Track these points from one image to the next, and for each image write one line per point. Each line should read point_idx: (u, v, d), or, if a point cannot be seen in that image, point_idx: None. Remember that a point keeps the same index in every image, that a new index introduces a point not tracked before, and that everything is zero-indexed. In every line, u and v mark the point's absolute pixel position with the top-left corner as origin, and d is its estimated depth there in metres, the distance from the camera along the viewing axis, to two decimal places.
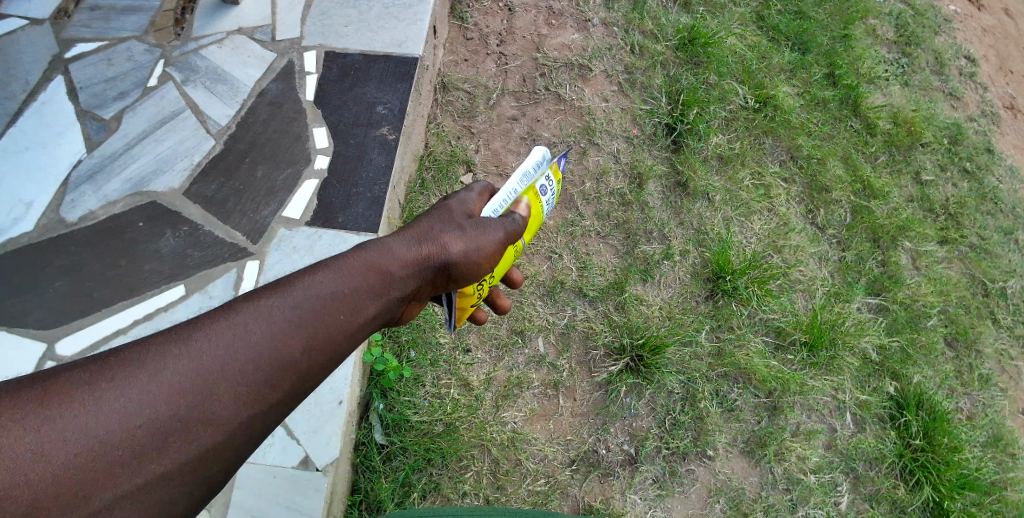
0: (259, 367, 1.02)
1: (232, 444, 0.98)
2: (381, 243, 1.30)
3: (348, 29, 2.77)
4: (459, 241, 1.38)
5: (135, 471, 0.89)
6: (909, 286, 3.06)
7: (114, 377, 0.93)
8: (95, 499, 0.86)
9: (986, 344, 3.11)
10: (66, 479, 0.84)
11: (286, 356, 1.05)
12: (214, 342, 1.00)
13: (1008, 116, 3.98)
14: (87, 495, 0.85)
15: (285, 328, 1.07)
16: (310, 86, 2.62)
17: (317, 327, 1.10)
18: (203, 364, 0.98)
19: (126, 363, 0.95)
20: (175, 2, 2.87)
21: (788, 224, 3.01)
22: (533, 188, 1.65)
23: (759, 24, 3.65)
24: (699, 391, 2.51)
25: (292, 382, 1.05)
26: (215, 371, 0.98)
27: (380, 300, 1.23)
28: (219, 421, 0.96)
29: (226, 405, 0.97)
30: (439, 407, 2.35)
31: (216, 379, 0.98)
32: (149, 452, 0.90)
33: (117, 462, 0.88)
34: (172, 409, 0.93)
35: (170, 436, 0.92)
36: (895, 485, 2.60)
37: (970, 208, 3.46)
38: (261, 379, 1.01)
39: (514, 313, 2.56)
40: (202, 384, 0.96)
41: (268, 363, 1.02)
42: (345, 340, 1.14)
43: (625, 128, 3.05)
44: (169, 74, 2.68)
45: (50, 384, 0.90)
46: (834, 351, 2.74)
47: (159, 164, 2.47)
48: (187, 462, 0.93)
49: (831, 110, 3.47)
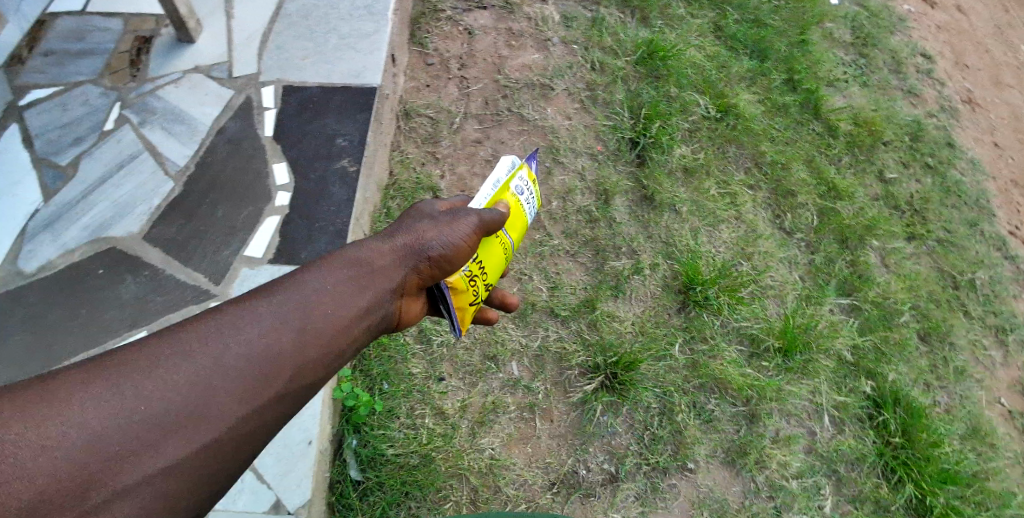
0: (252, 362, 1.05)
1: (231, 443, 1.00)
2: (361, 244, 1.37)
3: (306, 62, 2.77)
4: (435, 235, 1.45)
5: (133, 467, 0.91)
6: (880, 284, 3.08)
7: (109, 378, 0.96)
8: (94, 497, 0.87)
9: (960, 336, 3.12)
10: (64, 475, 0.86)
11: (278, 348, 1.08)
12: (204, 341, 1.04)
13: (967, 110, 4.04)
14: (88, 492, 0.87)
15: (274, 323, 1.11)
16: (269, 121, 2.61)
17: (309, 318, 1.15)
18: (196, 362, 1.01)
19: (119, 364, 0.97)
20: (130, 43, 2.84)
21: (756, 230, 3.03)
22: (508, 189, 1.79)
23: (717, 34, 3.69)
24: (675, 404, 2.51)
25: (287, 375, 1.08)
26: (208, 368, 1.01)
27: (370, 291, 1.29)
28: (216, 418, 0.99)
29: (223, 400, 1.00)
30: (414, 439, 2.33)
31: (210, 377, 1.00)
32: (146, 449, 0.92)
33: (114, 458, 0.90)
34: (167, 406, 0.96)
35: (165, 433, 0.94)
36: (877, 485, 2.61)
37: (935, 203, 3.50)
38: (256, 374, 1.04)
39: (486, 338, 2.56)
40: (197, 381, 0.99)
41: (262, 356, 1.06)
42: (341, 329, 1.18)
43: (589, 144, 3.06)
44: (125, 117, 2.66)
45: (47, 387, 0.93)
46: (809, 354, 2.75)
47: (117, 209, 2.45)
48: (188, 462, 0.95)
49: (792, 114, 3.50)
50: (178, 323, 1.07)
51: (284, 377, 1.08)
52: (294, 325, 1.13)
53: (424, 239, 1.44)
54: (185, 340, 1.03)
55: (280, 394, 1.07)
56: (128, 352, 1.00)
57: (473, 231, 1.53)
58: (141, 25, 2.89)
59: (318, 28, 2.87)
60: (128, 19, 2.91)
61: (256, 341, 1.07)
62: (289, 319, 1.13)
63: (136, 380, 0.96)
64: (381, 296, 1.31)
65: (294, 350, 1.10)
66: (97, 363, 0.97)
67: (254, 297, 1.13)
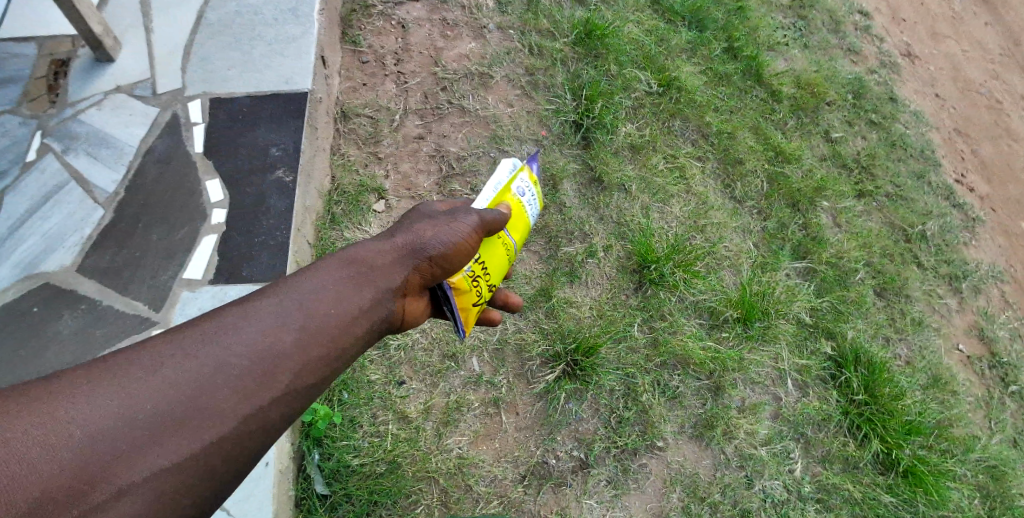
0: (251, 365, 1.15)
1: (228, 443, 1.11)
2: (361, 245, 1.46)
3: (232, 72, 2.71)
4: (433, 234, 1.52)
5: (136, 465, 1.02)
6: (833, 245, 3.11)
7: (114, 378, 1.07)
8: (101, 489, 0.99)
9: (914, 288, 3.16)
10: (67, 475, 0.97)
11: (276, 350, 1.18)
12: (205, 344, 1.15)
13: (906, 64, 4.07)
14: (95, 486, 0.98)
15: (274, 325, 1.21)
16: (199, 137, 2.56)
17: (308, 320, 1.25)
18: (198, 366, 1.12)
19: (125, 366, 1.09)
20: (46, 67, 2.72)
21: (707, 202, 3.03)
22: (508, 190, 1.81)
23: (655, 7, 3.64)
24: (638, 385, 2.51)
25: (287, 376, 1.18)
26: (208, 370, 1.12)
27: (369, 291, 1.37)
28: (216, 418, 1.10)
29: (222, 401, 1.11)
30: (379, 446, 2.29)
31: (209, 378, 1.11)
32: (148, 446, 1.04)
33: (117, 458, 1.01)
34: (169, 406, 1.07)
35: (166, 431, 1.05)
36: (845, 443, 2.63)
37: (882, 158, 3.54)
38: (253, 375, 1.15)
39: (444, 336, 2.52)
40: (198, 382, 1.10)
41: (260, 359, 1.16)
42: (338, 329, 1.28)
43: (533, 130, 3.02)
44: (48, 145, 2.55)
45: (59, 386, 1.04)
46: (768, 320, 2.76)
47: (48, 242, 2.35)
48: (187, 458, 1.06)
49: (735, 83, 3.50)
50: (182, 325, 1.18)
51: (284, 376, 1.18)
52: (294, 326, 1.23)
53: (421, 239, 1.50)
54: (186, 345, 1.14)
55: (279, 394, 1.17)
56: (132, 357, 1.10)
57: (473, 231, 1.58)
58: (57, 47, 2.77)
59: (242, 36, 2.81)
60: (42, 42, 2.78)
61: (256, 343, 1.17)
62: (289, 321, 1.23)
63: (138, 385, 1.07)
64: (379, 296, 1.38)
65: (295, 351, 1.21)
66: (105, 366, 1.09)
67: (254, 301, 1.23)
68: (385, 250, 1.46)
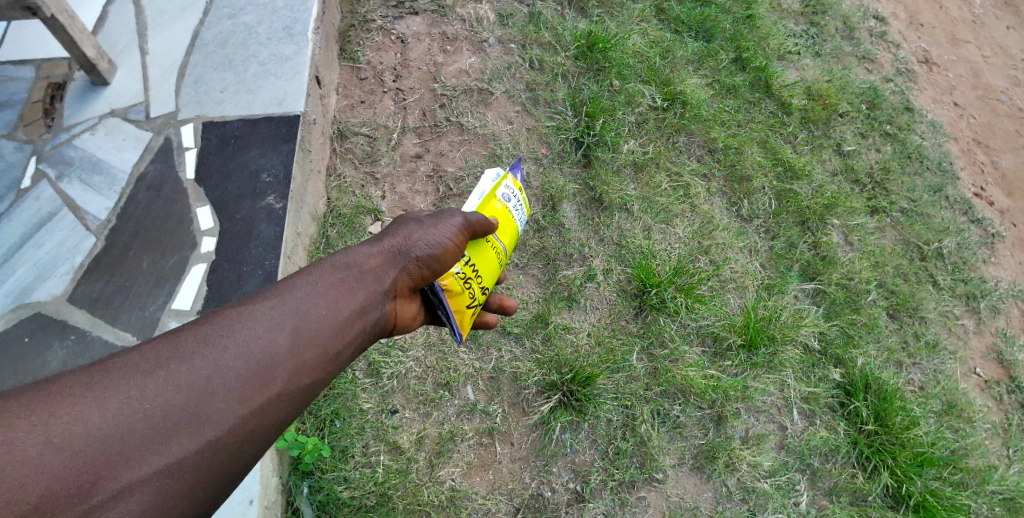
0: (248, 369, 1.11)
1: (225, 448, 1.06)
2: (353, 248, 1.42)
3: (225, 93, 2.70)
4: (424, 238, 1.48)
5: (135, 467, 0.98)
6: (844, 264, 3.00)
7: (110, 380, 1.02)
8: (97, 495, 0.94)
9: (930, 309, 3.04)
10: (68, 476, 0.93)
11: (273, 354, 1.14)
12: (202, 347, 1.10)
13: (924, 71, 3.91)
14: (91, 491, 0.94)
15: (269, 328, 1.17)
16: (191, 162, 2.55)
17: (303, 322, 1.21)
18: (194, 370, 1.07)
19: (119, 368, 1.04)
20: (42, 90, 2.70)
21: (712, 221, 2.94)
22: (493, 198, 1.77)
23: (660, 18, 3.54)
24: (637, 417, 2.44)
25: (283, 381, 1.14)
26: (204, 374, 1.07)
27: (361, 293, 1.33)
28: (214, 422, 1.05)
29: (219, 406, 1.06)
30: (371, 477, 2.25)
31: (206, 381, 1.07)
32: (145, 451, 0.99)
33: (116, 459, 0.97)
34: (166, 410, 1.02)
35: (164, 436, 1.01)
36: (853, 474, 2.55)
37: (896, 172, 3.41)
38: (250, 379, 1.10)
39: (438, 364, 2.46)
40: (195, 386, 1.06)
41: (257, 363, 1.12)
42: (333, 333, 1.24)
43: (533, 148, 2.96)
44: (42, 171, 2.55)
45: (54, 388, 1.00)
46: (774, 346, 2.67)
47: (40, 271, 2.34)
48: (185, 462, 1.02)
49: (743, 95, 3.39)
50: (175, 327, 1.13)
51: (279, 380, 1.14)
52: (289, 330, 1.19)
53: (408, 241, 1.47)
54: (182, 344, 1.09)
55: (277, 397, 1.13)
56: (126, 359, 1.05)
57: (459, 231, 1.55)
58: (54, 69, 2.75)
59: (235, 56, 2.79)
60: (39, 65, 2.76)
61: (253, 346, 1.13)
62: (283, 324, 1.18)
63: (136, 386, 1.02)
64: (371, 300, 1.35)
65: (290, 354, 1.16)
66: (99, 368, 1.04)
67: (251, 304, 1.18)
68: (374, 252, 1.43)
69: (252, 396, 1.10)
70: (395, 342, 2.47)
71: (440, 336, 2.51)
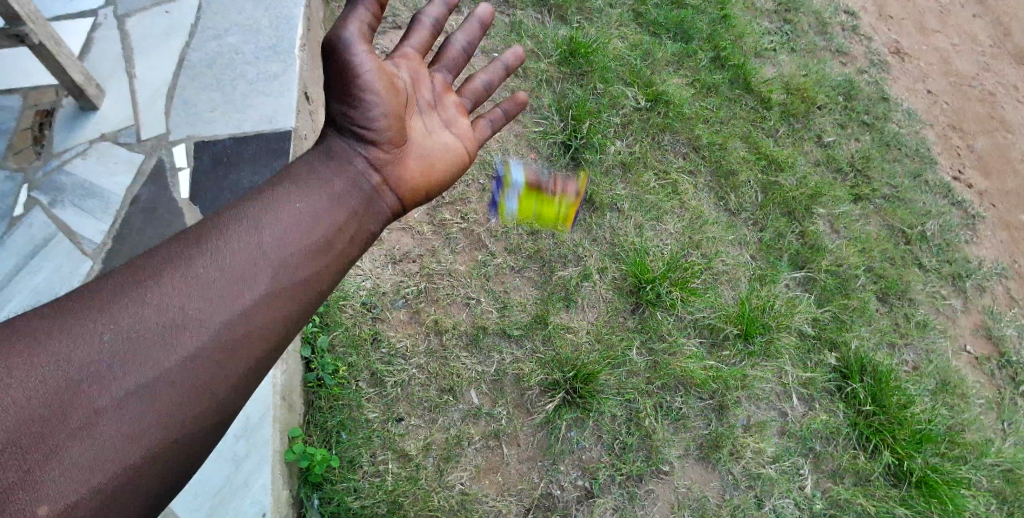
0: (201, 321, 1.28)
1: (175, 393, 1.21)
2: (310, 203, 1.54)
3: (214, 113, 2.75)
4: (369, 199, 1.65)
5: (78, 415, 1.13)
6: (832, 251, 3.06)
7: (79, 335, 1.18)
8: (65, 432, 1.11)
9: (917, 291, 3.11)
10: (44, 413, 1.11)
11: (224, 309, 1.30)
12: (158, 304, 1.25)
13: (896, 62, 4.00)
14: (64, 427, 1.11)
15: (224, 284, 1.33)
16: (184, 182, 2.60)
17: (255, 277, 1.37)
18: (148, 323, 1.23)
19: (86, 324, 1.20)
20: (30, 118, 2.71)
21: (701, 216, 2.99)
22: None
23: (639, 21, 3.59)
24: (640, 411, 2.48)
25: (223, 335, 1.29)
26: (158, 328, 1.23)
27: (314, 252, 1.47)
28: (156, 375, 1.20)
29: (164, 358, 1.22)
30: (380, 486, 2.25)
31: (166, 330, 1.24)
32: (99, 399, 1.15)
33: (81, 402, 1.14)
34: (112, 362, 1.18)
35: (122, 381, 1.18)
36: (855, 455, 2.61)
37: (876, 159, 3.48)
38: (201, 330, 1.27)
39: (441, 371, 2.47)
40: (140, 342, 1.21)
41: (209, 314, 1.29)
42: (274, 292, 1.38)
43: (522, 153, 2.98)
44: (35, 199, 2.56)
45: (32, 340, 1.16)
46: (770, 334, 2.72)
47: (37, 297, 2.36)
48: (132, 408, 1.17)
49: (723, 93, 3.46)
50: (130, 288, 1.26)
51: (223, 331, 1.29)
52: (242, 285, 1.35)
53: None
54: (147, 296, 1.26)
55: (224, 350, 1.28)
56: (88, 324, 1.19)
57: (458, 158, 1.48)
58: (41, 97, 2.76)
59: (223, 76, 2.84)
60: (25, 93, 2.76)
61: (208, 301, 1.30)
62: (234, 278, 1.34)
63: (101, 338, 1.19)
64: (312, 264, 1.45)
65: (236, 309, 1.32)
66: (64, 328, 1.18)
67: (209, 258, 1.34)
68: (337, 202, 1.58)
69: (173, 375, 1.21)
70: (397, 351, 2.48)
71: (441, 342, 2.52)
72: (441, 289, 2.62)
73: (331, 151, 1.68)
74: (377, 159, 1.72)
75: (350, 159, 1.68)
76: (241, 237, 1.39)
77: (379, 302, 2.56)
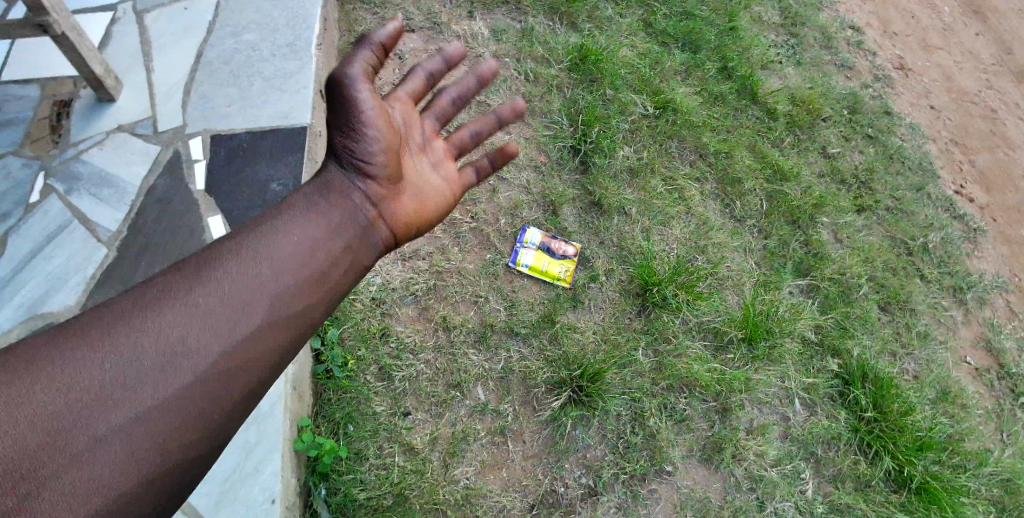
0: (198, 350, 1.33)
1: (173, 416, 1.28)
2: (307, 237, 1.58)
3: (230, 109, 2.80)
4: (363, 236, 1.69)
5: (77, 441, 1.19)
6: (835, 260, 3.09)
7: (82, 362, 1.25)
8: (64, 456, 1.18)
9: (919, 301, 3.14)
10: (48, 437, 1.17)
11: (220, 338, 1.36)
12: (157, 333, 1.32)
13: (900, 77, 4.05)
14: (65, 451, 1.18)
15: (222, 314, 1.38)
16: (200, 174, 2.65)
17: (252, 308, 1.42)
18: (147, 352, 1.29)
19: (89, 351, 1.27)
20: (48, 108, 2.75)
21: (707, 222, 3.03)
22: None
23: (648, 31, 3.64)
24: (645, 410, 2.52)
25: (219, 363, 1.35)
26: (156, 355, 1.30)
27: (309, 287, 1.51)
28: (153, 402, 1.26)
29: (161, 386, 1.28)
30: (386, 479, 2.28)
31: (164, 359, 1.30)
32: (98, 425, 1.21)
33: (81, 428, 1.20)
34: (112, 389, 1.25)
35: (121, 407, 1.24)
36: (856, 461, 2.64)
37: (879, 172, 3.52)
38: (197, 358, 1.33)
39: (449, 366, 2.50)
40: (138, 369, 1.27)
41: (206, 343, 1.35)
42: (269, 323, 1.43)
43: (532, 157, 3.02)
44: (51, 186, 2.60)
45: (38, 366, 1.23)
46: (774, 339, 2.76)
47: (51, 283, 2.41)
48: (129, 432, 1.23)
49: (730, 103, 3.49)
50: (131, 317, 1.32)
51: (218, 360, 1.35)
52: (239, 316, 1.40)
53: None
54: (146, 326, 1.32)
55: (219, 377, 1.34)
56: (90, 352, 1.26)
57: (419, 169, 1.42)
58: (59, 87, 2.80)
59: (240, 72, 2.88)
60: (44, 84, 2.81)
61: (205, 330, 1.36)
62: (231, 309, 1.40)
63: (102, 366, 1.26)
64: (306, 297, 1.50)
65: (232, 339, 1.37)
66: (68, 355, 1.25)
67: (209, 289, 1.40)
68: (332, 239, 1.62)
69: (170, 401, 1.28)
70: (405, 346, 2.51)
71: (450, 338, 2.55)
72: (450, 288, 2.65)
73: (329, 186, 1.72)
74: (371, 196, 1.75)
75: (346, 195, 1.72)
76: (238, 268, 1.45)
77: (388, 297, 2.59)
